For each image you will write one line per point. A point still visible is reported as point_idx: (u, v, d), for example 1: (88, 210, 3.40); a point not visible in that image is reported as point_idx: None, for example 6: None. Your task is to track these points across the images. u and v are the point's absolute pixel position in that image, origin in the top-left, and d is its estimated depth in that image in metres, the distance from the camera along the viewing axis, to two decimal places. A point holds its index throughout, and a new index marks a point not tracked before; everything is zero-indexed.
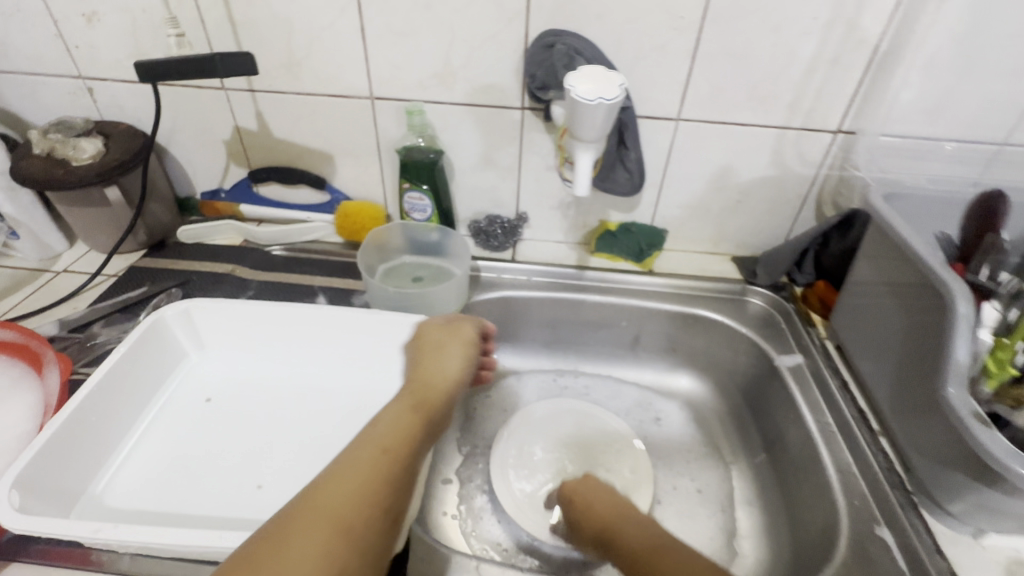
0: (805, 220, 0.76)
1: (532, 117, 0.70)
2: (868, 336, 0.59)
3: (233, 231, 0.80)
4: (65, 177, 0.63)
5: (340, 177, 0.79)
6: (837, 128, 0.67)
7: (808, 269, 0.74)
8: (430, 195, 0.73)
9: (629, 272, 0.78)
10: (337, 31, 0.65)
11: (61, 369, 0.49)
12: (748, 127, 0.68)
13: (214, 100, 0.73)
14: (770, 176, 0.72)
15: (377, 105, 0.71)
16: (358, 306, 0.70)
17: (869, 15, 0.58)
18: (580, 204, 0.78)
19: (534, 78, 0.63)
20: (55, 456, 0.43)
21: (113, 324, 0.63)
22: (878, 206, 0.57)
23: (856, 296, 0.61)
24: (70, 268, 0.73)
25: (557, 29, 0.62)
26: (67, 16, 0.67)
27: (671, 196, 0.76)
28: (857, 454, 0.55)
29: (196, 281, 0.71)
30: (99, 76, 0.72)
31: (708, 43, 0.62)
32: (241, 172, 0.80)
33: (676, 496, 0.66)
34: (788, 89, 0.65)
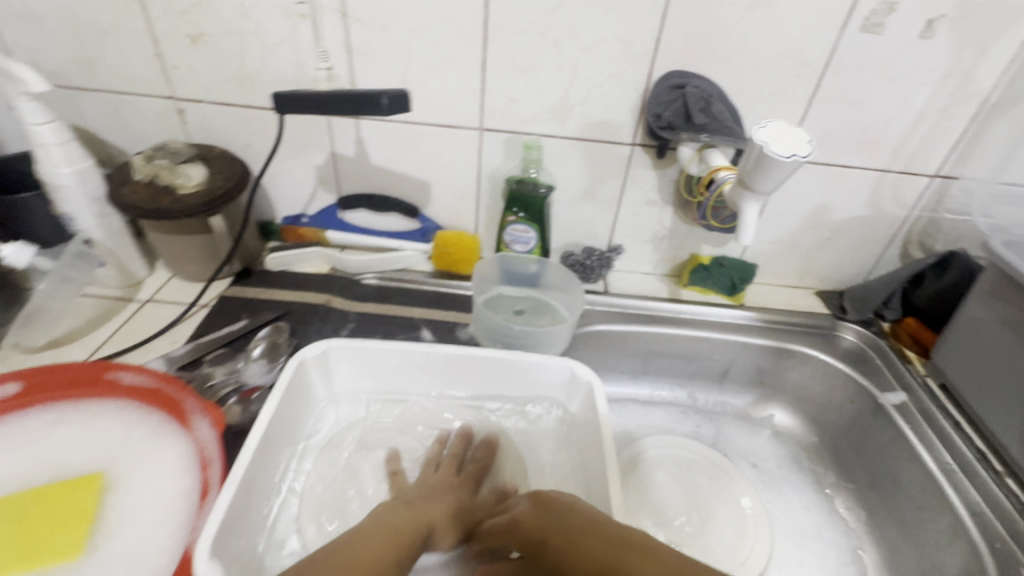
0: (890, 257, 0.79)
1: (641, 153, 0.70)
2: (985, 375, 0.61)
3: (320, 259, 0.78)
4: (171, 205, 0.61)
5: (433, 206, 0.77)
6: (936, 173, 0.69)
7: (896, 305, 0.76)
8: (535, 227, 0.72)
9: (721, 306, 0.78)
10: (457, 62, 0.64)
11: (213, 420, 0.45)
12: (851, 169, 0.70)
13: (314, 125, 0.71)
14: (864, 216, 0.74)
15: (485, 136, 0.70)
16: (464, 340, 0.69)
17: (983, 70, 0.61)
18: (675, 237, 0.78)
19: (660, 117, 0.63)
20: (235, 516, 0.41)
21: (223, 362, 0.60)
22: (1000, 250, 0.59)
23: (963, 335, 0.63)
24: (155, 297, 0.69)
25: (682, 70, 0.63)
26: (171, 37, 0.64)
27: (765, 232, 0.77)
28: (984, 494, 0.56)
29: (296, 312, 0.69)
30: (192, 98, 0.69)
31: (827, 89, 0.64)
32: (328, 198, 0.78)
33: (784, 517, 0.67)
34: (895, 135, 0.67)
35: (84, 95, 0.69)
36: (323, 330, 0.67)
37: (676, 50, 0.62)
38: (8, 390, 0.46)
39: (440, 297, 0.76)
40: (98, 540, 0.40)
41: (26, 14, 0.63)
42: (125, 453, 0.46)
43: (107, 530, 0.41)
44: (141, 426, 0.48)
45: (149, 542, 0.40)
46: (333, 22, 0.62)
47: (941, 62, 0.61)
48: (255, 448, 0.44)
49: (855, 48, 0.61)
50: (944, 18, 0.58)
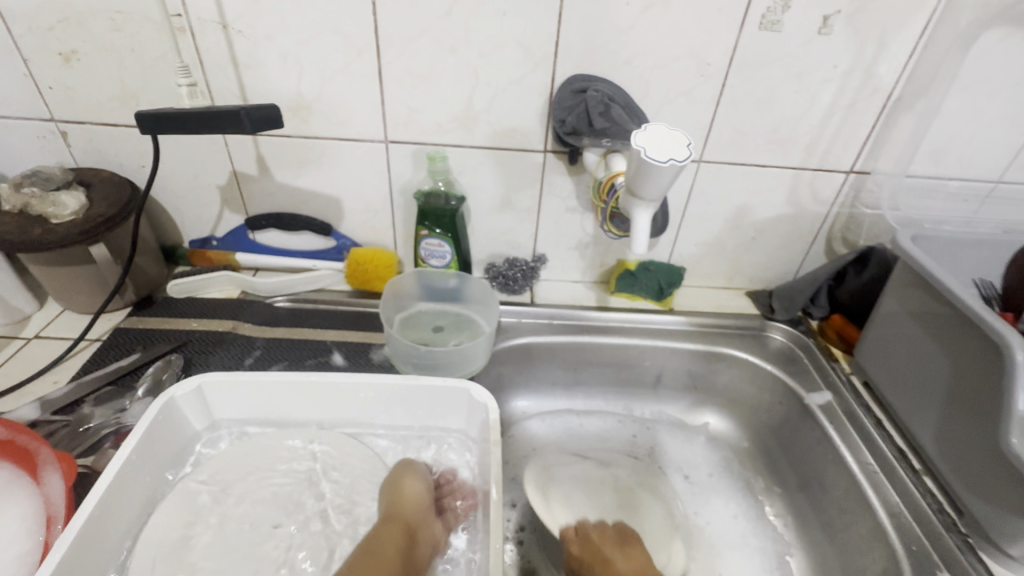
0: (816, 254, 0.78)
1: (554, 160, 0.68)
2: (900, 372, 0.60)
3: (230, 283, 0.74)
4: (42, 236, 0.56)
5: (347, 222, 0.74)
6: (851, 169, 0.69)
7: (823, 303, 0.75)
8: (449, 241, 0.69)
9: (650, 312, 0.77)
10: (352, 74, 0.61)
11: (64, 471, 0.42)
12: (767, 169, 0.69)
13: (209, 144, 0.67)
14: (785, 215, 0.74)
15: (391, 149, 0.67)
16: (378, 362, 0.66)
17: (884, 65, 0.61)
18: (599, 244, 0.76)
19: (564, 123, 0.61)
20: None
21: (106, 402, 0.56)
22: (906, 245, 0.58)
23: (882, 330, 0.63)
24: (42, 333, 0.65)
25: (584, 74, 0.61)
26: (41, 55, 0.60)
27: (689, 235, 0.76)
28: (901, 494, 0.55)
29: (196, 342, 0.65)
30: (74, 119, 0.64)
31: (733, 89, 0.63)
32: (236, 219, 0.75)
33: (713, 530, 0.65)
34: (806, 132, 0.66)
35: None
36: (224, 360, 0.63)
37: (576, 54, 0.60)
38: None
39: (356, 317, 0.73)
40: None
41: None
42: None
43: None
44: None
45: None
46: (214, 34, 0.58)
47: (842, 58, 0.60)
48: (99, 500, 0.42)
49: (755, 46, 0.60)
50: (839, 14, 0.57)
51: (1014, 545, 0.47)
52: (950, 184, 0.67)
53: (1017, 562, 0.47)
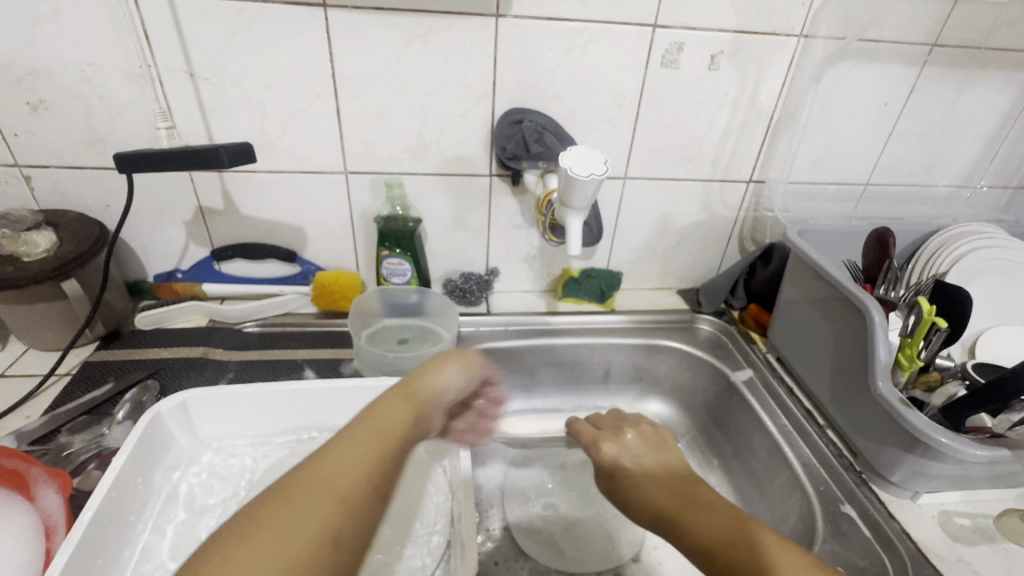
0: (731, 254, 0.90)
1: (500, 182, 0.77)
2: (802, 345, 0.71)
3: (198, 312, 0.77)
4: (15, 274, 0.59)
5: (312, 249, 0.80)
6: (750, 179, 0.82)
7: (740, 294, 0.87)
8: (409, 259, 0.76)
9: (594, 313, 0.86)
10: (312, 113, 0.68)
11: (59, 485, 0.45)
12: (682, 181, 0.81)
13: (176, 181, 0.71)
14: (702, 220, 0.85)
15: (351, 179, 0.74)
16: (349, 374, 0.71)
17: (764, 92, 0.74)
18: (545, 256, 0.85)
19: (505, 150, 0.70)
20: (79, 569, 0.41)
21: (84, 429, 0.58)
22: (794, 238, 0.70)
23: (787, 314, 0.74)
24: (7, 372, 0.66)
25: (520, 107, 0.71)
26: (7, 104, 0.63)
27: (623, 243, 0.86)
28: (811, 447, 0.65)
29: (169, 368, 0.68)
30: (39, 164, 0.67)
31: (646, 116, 0.74)
32: (201, 252, 0.78)
33: None
34: (710, 150, 0.78)
35: None
36: (199, 383, 0.66)
37: (512, 91, 0.70)
38: None
39: (325, 336, 0.77)
40: None
41: None
42: None
43: None
44: None
45: None
46: (181, 82, 0.64)
47: (730, 88, 0.73)
48: (101, 503, 0.44)
49: (660, 80, 0.71)
50: (723, 53, 0.70)
51: (893, 472, 0.57)
52: (829, 188, 0.81)
53: (898, 487, 0.58)
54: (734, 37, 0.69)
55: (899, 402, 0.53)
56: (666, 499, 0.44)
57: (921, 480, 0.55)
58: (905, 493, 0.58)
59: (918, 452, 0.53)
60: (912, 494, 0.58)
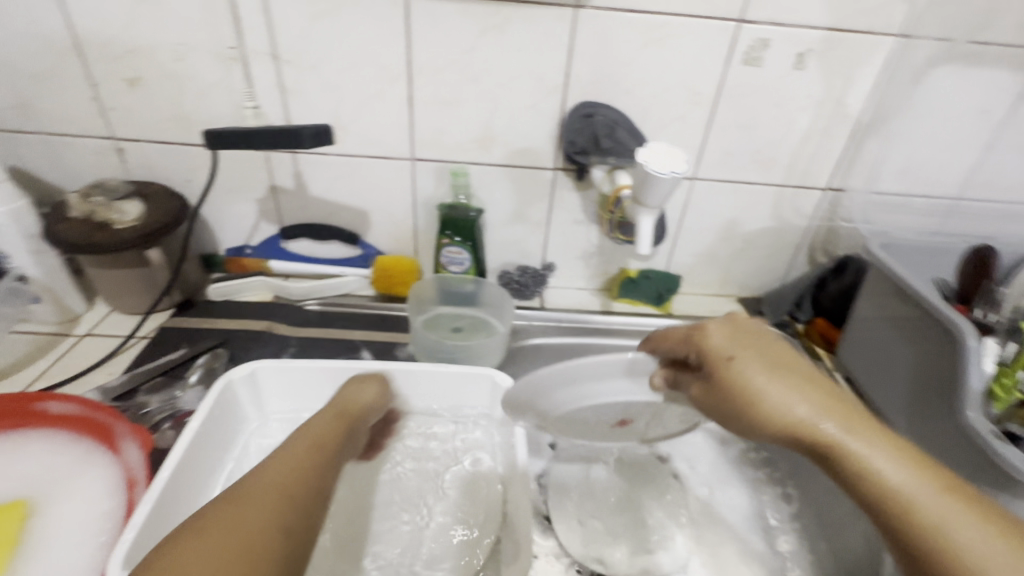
0: (799, 264, 0.86)
1: (564, 176, 0.76)
2: (876, 366, 0.67)
3: (264, 288, 0.80)
4: (107, 240, 0.62)
5: (373, 233, 0.81)
6: (827, 186, 0.77)
7: (807, 307, 0.82)
8: (468, 249, 0.76)
9: (649, 316, 0.84)
10: (385, 99, 0.69)
11: (141, 441, 0.47)
12: (754, 186, 0.77)
13: (252, 160, 0.74)
14: (770, 227, 0.82)
15: (417, 166, 0.74)
16: (403, 358, 0.72)
17: (852, 95, 0.70)
18: (603, 254, 0.84)
19: (573, 143, 0.68)
20: (156, 522, 0.43)
21: (160, 390, 0.61)
22: (876, 251, 0.66)
23: (858, 332, 0.70)
24: (93, 331, 0.70)
25: (591, 101, 0.69)
26: (108, 80, 0.67)
27: (685, 246, 0.84)
28: None
29: (236, 339, 0.70)
30: (131, 138, 0.71)
31: (722, 115, 0.71)
32: (270, 230, 0.81)
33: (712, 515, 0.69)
34: (787, 154, 0.75)
35: (22, 139, 0.71)
36: (262, 356, 0.69)
37: (584, 84, 0.68)
38: None
39: (381, 319, 0.79)
40: (18, 565, 0.41)
41: None
42: (50, 479, 0.46)
43: (29, 554, 0.42)
44: (71, 453, 0.48)
45: (75, 561, 0.41)
46: (264, 65, 0.66)
47: (814, 89, 0.69)
48: (179, 462, 0.47)
49: (740, 78, 0.68)
50: (811, 52, 0.66)
51: None
52: (915, 201, 0.76)
53: None
54: (825, 35, 0.65)
55: (992, 435, 0.49)
56: (808, 436, 0.41)
57: None
58: None
59: (1010, 492, 0.49)
60: None
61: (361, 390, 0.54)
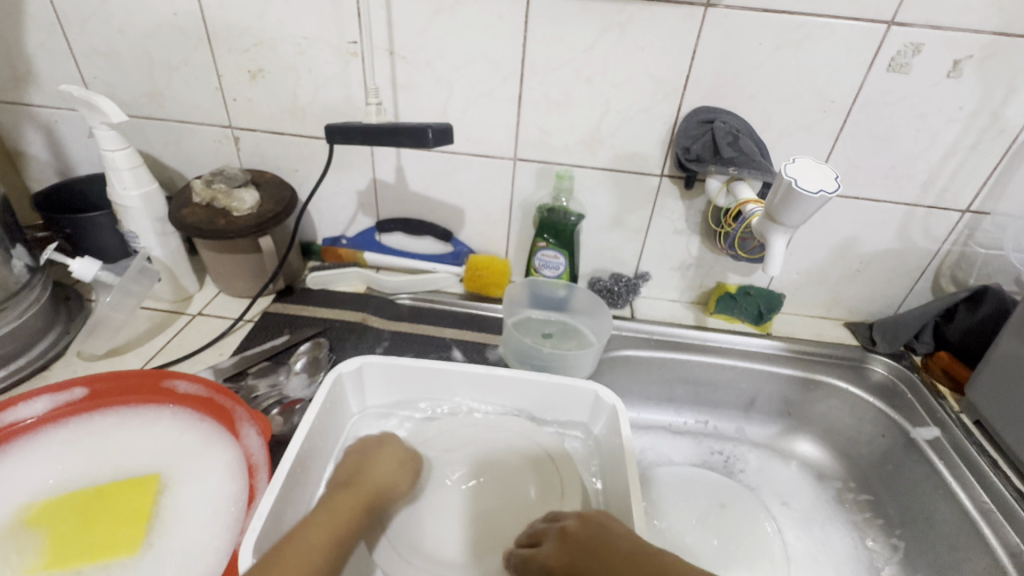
0: (921, 290, 0.78)
1: (670, 183, 0.72)
2: (1020, 413, 0.60)
3: (358, 279, 0.81)
4: (226, 227, 0.65)
5: (466, 231, 0.81)
6: (967, 208, 0.70)
7: (928, 339, 0.75)
8: (564, 253, 0.74)
9: (748, 334, 0.79)
10: (494, 97, 0.68)
11: (260, 428, 0.48)
12: (880, 203, 0.71)
13: (357, 153, 0.75)
14: (893, 249, 0.75)
15: (518, 166, 0.73)
16: (493, 361, 0.72)
17: (1012, 108, 0.62)
18: (701, 266, 0.80)
19: (689, 150, 0.65)
20: (279, 508, 0.45)
21: (266, 374, 0.63)
22: None
23: (996, 370, 0.63)
24: (204, 311, 0.74)
25: (711, 105, 0.66)
26: (233, 72, 0.70)
27: (792, 263, 0.78)
28: (1022, 535, 0.55)
29: (335, 329, 0.72)
30: (248, 127, 0.74)
31: (854, 125, 0.65)
32: (367, 222, 0.83)
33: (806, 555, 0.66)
34: (924, 170, 0.68)
35: (152, 125, 0.75)
36: (358, 348, 0.70)
37: (704, 88, 0.65)
38: (76, 393, 0.50)
39: (469, 318, 0.78)
40: (153, 538, 0.43)
41: (107, 52, 0.69)
42: (178, 457, 0.49)
43: (162, 528, 0.44)
44: (195, 433, 0.51)
45: (202, 539, 0.43)
46: (380, 60, 0.66)
47: (968, 100, 0.62)
48: (297, 452, 0.48)
49: (881, 86, 0.62)
50: (970, 58, 0.60)
51: None
52: None
53: None
54: (990, 40, 0.58)
55: None
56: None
57: None
58: None
59: None
60: None
61: (379, 462, 0.50)
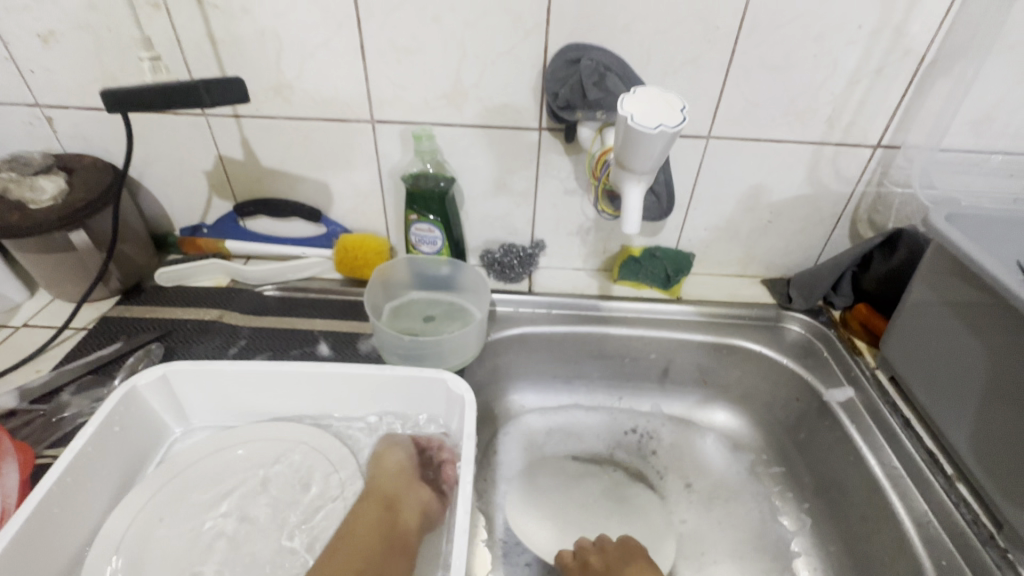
0: (840, 237, 0.72)
1: (550, 138, 0.64)
2: (931, 366, 0.54)
3: (219, 271, 0.72)
4: (20, 223, 0.55)
5: (338, 209, 0.72)
6: (878, 143, 0.63)
7: (846, 291, 0.69)
8: (440, 226, 0.66)
9: (656, 301, 0.72)
10: (332, 48, 0.58)
11: (24, 462, 0.42)
12: (784, 144, 0.63)
13: (192, 127, 0.65)
14: (804, 195, 0.68)
15: (378, 129, 0.64)
16: (366, 353, 0.63)
17: (917, 23, 0.54)
18: (601, 230, 0.72)
19: (557, 96, 0.57)
20: (25, 555, 0.39)
21: (84, 391, 0.54)
22: (940, 225, 0.51)
23: (908, 320, 0.57)
24: (30, 321, 0.64)
25: (580, 41, 0.57)
26: (19, 37, 0.58)
27: (698, 219, 0.71)
28: (931, 502, 0.50)
29: (181, 331, 0.63)
30: (58, 104, 0.63)
31: (744, 55, 0.57)
32: (225, 206, 0.73)
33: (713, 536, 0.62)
34: (828, 103, 0.60)
35: None
36: (206, 350, 0.62)
37: (570, 21, 0.55)
38: None
39: (345, 306, 0.70)
40: None
41: None
42: None
43: None
44: None
45: None
46: (188, 10, 0.56)
47: (867, 17, 0.54)
48: (56, 485, 0.41)
49: (768, 5, 0.54)
50: None
51: None
52: (993, 159, 0.61)
53: None
54: None
55: None
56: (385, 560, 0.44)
57: None
58: None
59: None
60: None
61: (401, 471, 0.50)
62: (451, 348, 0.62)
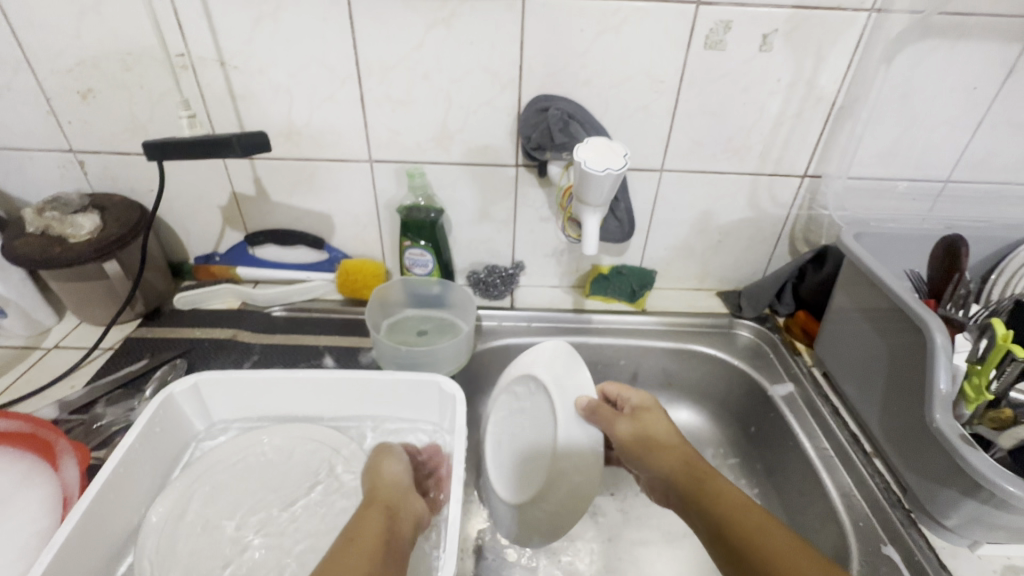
0: (781, 253, 0.82)
1: (526, 173, 0.73)
2: (851, 362, 0.63)
3: (231, 294, 0.80)
4: (61, 254, 0.63)
5: (339, 237, 0.80)
6: (805, 173, 0.74)
7: (788, 300, 0.79)
8: (431, 251, 0.75)
9: (624, 313, 0.81)
10: (336, 100, 0.68)
11: (79, 458, 0.49)
12: (726, 175, 0.74)
13: (210, 168, 0.73)
14: (747, 218, 0.78)
15: (376, 167, 0.73)
16: (367, 364, 0.71)
17: (825, 77, 0.66)
18: (574, 251, 0.81)
19: (530, 139, 0.67)
20: (86, 534, 0.46)
21: (117, 402, 0.61)
22: (850, 243, 0.62)
23: (834, 324, 0.66)
24: (60, 343, 0.71)
25: (548, 93, 0.67)
26: (61, 94, 0.67)
27: (658, 240, 0.81)
28: (853, 475, 0.59)
29: (200, 348, 0.71)
30: (90, 150, 0.72)
31: (686, 103, 0.68)
32: (236, 236, 0.81)
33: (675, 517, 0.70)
34: (759, 141, 0.71)
35: None
36: (224, 365, 0.69)
37: (539, 77, 0.66)
38: None
39: (346, 323, 0.78)
40: None
41: None
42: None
43: None
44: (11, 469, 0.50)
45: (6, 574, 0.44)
46: (213, 71, 0.65)
47: (784, 72, 0.65)
48: (108, 477, 0.48)
49: (703, 63, 0.65)
50: (777, 32, 0.62)
51: (948, 516, 0.50)
52: (900, 185, 0.72)
53: (956, 535, 0.51)
54: (791, 14, 0.61)
55: (960, 440, 0.46)
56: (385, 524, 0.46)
57: (982, 528, 0.48)
58: (962, 542, 0.51)
59: (981, 499, 0.46)
60: (971, 543, 0.51)
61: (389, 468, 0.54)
62: (443, 357, 0.70)
